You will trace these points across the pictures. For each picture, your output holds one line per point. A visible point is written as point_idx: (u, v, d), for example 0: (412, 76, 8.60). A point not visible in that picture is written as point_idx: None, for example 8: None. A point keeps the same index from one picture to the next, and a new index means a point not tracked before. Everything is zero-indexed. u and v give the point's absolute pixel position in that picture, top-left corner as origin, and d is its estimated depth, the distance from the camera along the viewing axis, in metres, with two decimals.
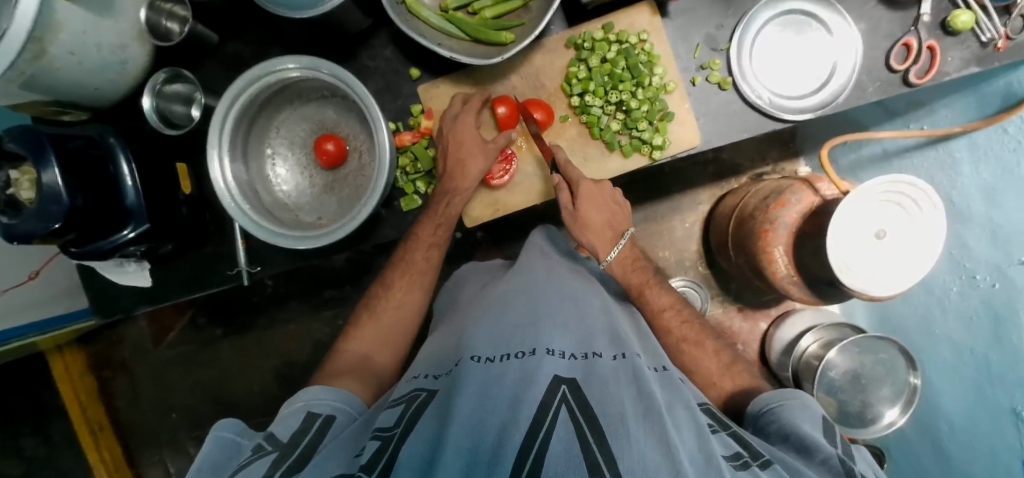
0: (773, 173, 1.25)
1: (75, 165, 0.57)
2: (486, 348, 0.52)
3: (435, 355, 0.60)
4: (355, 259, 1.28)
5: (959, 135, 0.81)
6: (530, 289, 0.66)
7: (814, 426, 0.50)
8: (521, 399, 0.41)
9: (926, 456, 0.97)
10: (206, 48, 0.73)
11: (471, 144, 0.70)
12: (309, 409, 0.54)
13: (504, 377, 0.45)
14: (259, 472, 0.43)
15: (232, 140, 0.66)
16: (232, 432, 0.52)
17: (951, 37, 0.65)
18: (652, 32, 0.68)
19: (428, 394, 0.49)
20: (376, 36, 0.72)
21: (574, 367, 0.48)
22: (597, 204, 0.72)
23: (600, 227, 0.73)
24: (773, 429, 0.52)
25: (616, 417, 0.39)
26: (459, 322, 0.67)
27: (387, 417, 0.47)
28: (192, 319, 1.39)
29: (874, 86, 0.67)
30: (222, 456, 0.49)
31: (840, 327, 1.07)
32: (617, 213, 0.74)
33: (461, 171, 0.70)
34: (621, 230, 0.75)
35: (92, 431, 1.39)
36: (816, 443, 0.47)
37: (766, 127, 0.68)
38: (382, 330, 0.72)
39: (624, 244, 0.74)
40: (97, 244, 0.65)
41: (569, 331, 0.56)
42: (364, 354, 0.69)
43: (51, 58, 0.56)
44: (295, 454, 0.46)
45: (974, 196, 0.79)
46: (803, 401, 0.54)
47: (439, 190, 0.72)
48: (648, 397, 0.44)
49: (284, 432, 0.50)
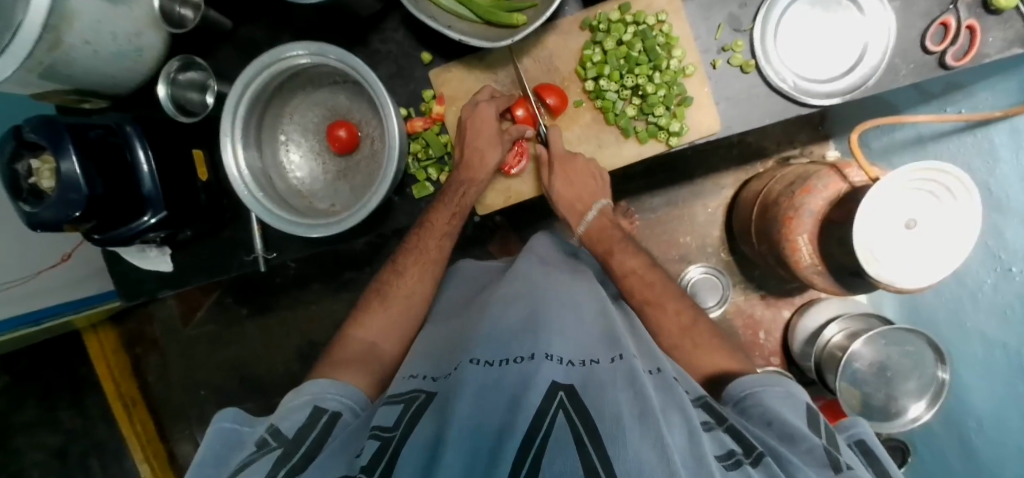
0: (801, 156, 1.20)
1: (95, 153, 0.59)
2: (486, 351, 0.54)
3: (436, 355, 0.61)
4: (373, 242, 1.29)
5: (999, 120, 0.76)
6: (529, 292, 0.67)
7: (797, 415, 0.50)
8: (520, 402, 0.42)
9: (952, 452, 0.94)
10: (219, 34, 0.73)
11: (487, 134, 0.69)
12: (314, 403, 0.56)
13: (502, 381, 0.47)
14: (263, 470, 0.44)
15: (245, 129, 0.66)
16: (231, 422, 0.54)
17: (993, 16, 0.60)
18: (671, 13, 0.66)
19: (427, 395, 0.50)
20: (387, 20, 0.71)
21: (572, 374, 0.47)
22: (574, 180, 0.73)
23: (572, 197, 0.75)
24: (756, 414, 0.52)
25: (613, 418, 0.39)
26: (461, 320, 0.68)
27: (385, 415, 0.48)
28: (217, 300, 1.44)
29: (907, 68, 0.64)
30: (223, 446, 0.51)
31: (865, 318, 1.03)
32: (591, 186, 0.75)
33: (478, 160, 0.70)
34: (592, 201, 0.77)
35: (126, 406, 1.47)
36: (802, 432, 0.47)
37: (790, 112, 0.65)
38: (388, 315, 0.73)
39: (592, 214, 0.79)
40: (118, 231, 0.67)
41: (568, 340, 0.55)
42: (370, 341, 0.70)
43: (67, 48, 0.57)
44: (300, 451, 0.47)
45: (1014, 184, 0.74)
46: (787, 386, 0.54)
47: (452, 180, 0.72)
48: (643, 397, 0.43)
49: (289, 427, 0.51)
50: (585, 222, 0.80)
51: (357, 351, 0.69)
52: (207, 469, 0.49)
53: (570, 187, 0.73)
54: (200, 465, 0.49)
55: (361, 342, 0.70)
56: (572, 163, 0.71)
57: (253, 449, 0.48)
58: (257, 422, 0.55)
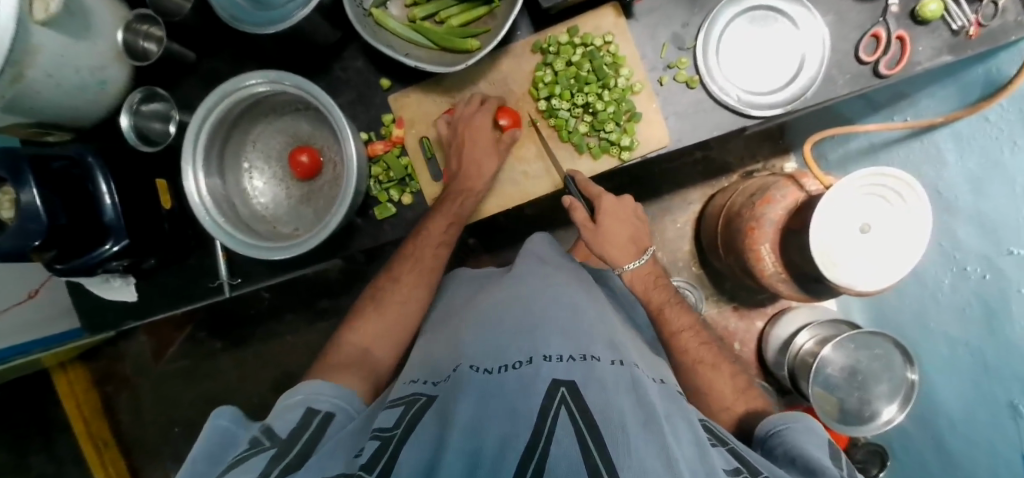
0: (763, 170, 1.25)
1: (54, 183, 0.59)
2: (483, 359, 0.56)
3: (433, 357, 0.63)
4: (348, 268, 1.32)
5: (942, 125, 0.80)
6: (524, 295, 0.69)
7: (821, 449, 0.51)
8: (520, 407, 0.44)
9: (928, 453, 0.95)
10: (184, 67, 0.75)
11: (486, 145, 0.71)
12: (308, 403, 0.57)
13: (504, 382, 0.49)
14: (258, 468, 0.45)
15: (207, 155, 0.68)
16: (227, 421, 0.54)
17: (921, 27, 0.64)
18: (617, 34, 0.69)
19: (428, 398, 0.53)
20: (347, 49, 0.74)
21: (572, 370, 0.50)
22: (619, 220, 0.76)
23: (622, 240, 0.76)
24: (782, 452, 0.52)
25: (616, 423, 0.42)
26: (453, 324, 0.70)
27: (386, 417, 0.50)
28: (192, 333, 1.42)
29: (844, 79, 0.67)
30: (220, 448, 0.51)
31: (836, 324, 1.05)
32: (637, 228, 0.77)
33: (476, 170, 0.71)
34: (643, 246, 0.77)
35: (96, 448, 1.40)
36: (822, 466, 0.48)
37: (737, 124, 0.68)
38: (384, 321, 0.75)
39: (643, 262, 0.76)
40: (80, 260, 0.66)
41: (567, 337, 0.58)
42: (363, 347, 0.73)
43: (30, 81, 0.58)
44: (294, 452, 0.48)
45: (961, 186, 0.78)
46: (808, 423, 0.55)
47: (449, 191, 0.73)
48: (648, 406, 0.47)
49: (283, 428, 0.52)
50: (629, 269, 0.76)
51: (348, 356, 0.71)
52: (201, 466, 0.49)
53: (615, 228, 0.75)
54: (194, 463, 0.49)
55: (352, 346, 0.73)
56: (614, 205, 0.75)
57: (246, 447, 0.49)
58: (253, 424, 0.55)
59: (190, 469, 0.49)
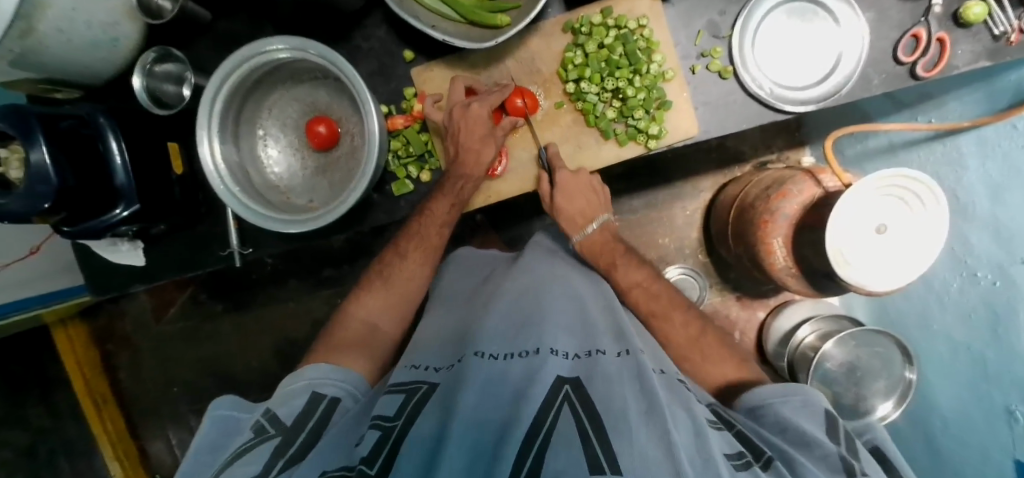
0: (777, 161, 1.24)
1: (65, 143, 0.57)
2: (492, 344, 0.56)
3: (442, 345, 0.63)
4: (354, 239, 1.31)
5: (968, 129, 0.79)
6: (532, 286, 0.69)
7: (813, 421, 0.51)
8: (524, 396, 0.45)
9: (915, 448, 0.98)
10: (198, 26, 0.72)
11: (480, 134, 0.68)
12: (314, 388, 0.58)
13: (507, 376, 0.50)
14: (262, 458, 0.47)
15: (222, 122, 0.65)
16: (227, 409, 0.57)
17: (962, 29, 0.62)
18: (652, 17, 0.66)
19: (429, 387, 0.53)
20: (369, 17, 0.71)
21: (578, 368, 0.51)
22: (574, 193, 0.72)
23: (573, 214, 0.74)
24: (771, 420, 0.52)
25: (618, 415, 0.43)
26: (468, 308, 0.71)
27: (387, 405, 0.50)
28: (193, 295, 1.42)
29: (880, 78, 0.65)
30: (220, 434, 0.54)
31: (838, 320, 1.07)
32: (591, 202, 0.74)
33: (473, 159, 0.69)
34: (592, 217, 0.76)
35: (95, 403, 1.42)
36: (816, 438, 0.48)
37: (766, 118, 0.67)
38: (385, 298, 0.75)
39: (593, 229, 0.76)
40: (89, 223, 0.65)
41: (572, 332, 0.59)
42: (369, 323, 0.73)
43: (40, 35, 0.55)
44: (300, 439, 0.50)
45: (979, 193, 0.77)
46: (806, 397, 0.54)
47: (449, 174, 0.71)
48: (650, 394, 0.46)
49: (287, 414, 0.53)
50: (585, 234, 0.76)
51: (349, 335, 0.72)
52: (205, 455, 0.53)
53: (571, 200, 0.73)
54: (197, 454, 0.53)
55: (358, 320, 0.73)
56: (571, 178, 0.71)
57: (252, 435, 0.51)
58: (254, 407, 0.58)
59: (194, 461, 0.53)
